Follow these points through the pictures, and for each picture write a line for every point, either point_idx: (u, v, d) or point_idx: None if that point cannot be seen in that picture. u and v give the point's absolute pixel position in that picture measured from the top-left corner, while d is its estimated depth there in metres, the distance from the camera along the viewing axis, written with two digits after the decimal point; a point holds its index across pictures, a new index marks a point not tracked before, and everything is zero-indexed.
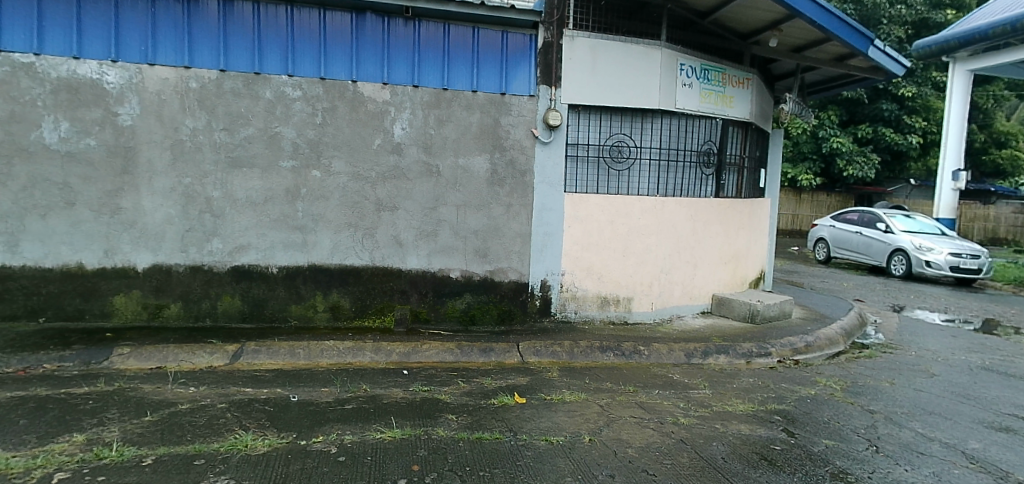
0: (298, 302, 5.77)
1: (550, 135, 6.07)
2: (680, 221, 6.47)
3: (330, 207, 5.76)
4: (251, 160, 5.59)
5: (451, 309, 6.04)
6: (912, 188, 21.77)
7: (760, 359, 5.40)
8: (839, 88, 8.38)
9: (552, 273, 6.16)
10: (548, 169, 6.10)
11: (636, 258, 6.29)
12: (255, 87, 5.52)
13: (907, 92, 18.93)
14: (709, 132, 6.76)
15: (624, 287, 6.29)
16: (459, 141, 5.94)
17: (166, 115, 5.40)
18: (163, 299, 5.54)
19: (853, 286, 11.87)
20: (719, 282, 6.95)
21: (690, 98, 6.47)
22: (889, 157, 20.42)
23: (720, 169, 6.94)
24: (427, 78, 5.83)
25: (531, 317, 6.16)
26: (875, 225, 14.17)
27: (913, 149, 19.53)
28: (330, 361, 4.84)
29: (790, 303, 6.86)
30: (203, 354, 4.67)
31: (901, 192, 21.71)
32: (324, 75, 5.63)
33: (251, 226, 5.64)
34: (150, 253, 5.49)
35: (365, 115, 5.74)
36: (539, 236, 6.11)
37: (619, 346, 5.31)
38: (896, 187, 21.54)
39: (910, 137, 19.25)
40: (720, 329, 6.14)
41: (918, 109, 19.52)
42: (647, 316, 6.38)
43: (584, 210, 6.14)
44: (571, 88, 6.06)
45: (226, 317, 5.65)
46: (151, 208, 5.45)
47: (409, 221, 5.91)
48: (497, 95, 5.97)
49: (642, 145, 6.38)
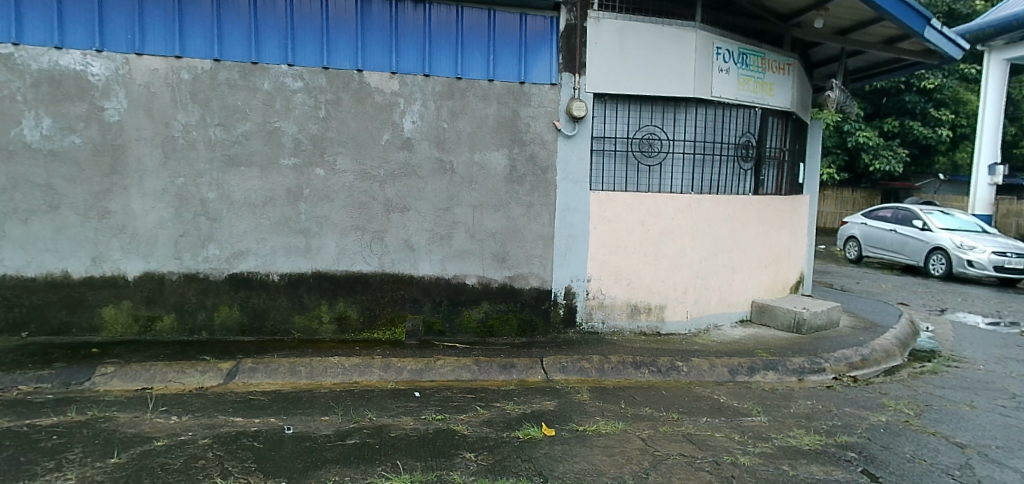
0: (302, 313, 5.30)
1: (573, 128, 5.52)
2: (717, 221, 5.89)
3: (335, 208, 5.28)
4: (249, 158, 5.13)
5: (467, 319, 5.53)
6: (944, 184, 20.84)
7: (814, 377, 4.83)
8: (883, 75, 7.69)
9: (577, 279, 5.63)
10: (572, 165, 5.56)
11: (669, 263, 5.72)
12: (252, 78, 5.05)
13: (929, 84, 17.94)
14: (748, 122, 6.17)
15: (657, 295, 5.72)
16: (475, 135, 5.42)
17: (156, 109, 4.96)
18: (155, 310, 5.10)
19: (891, 288, 11.16)
20: (760, 287, 6.35)
21: (728, 85, 5.88)
22: (917, 151, 19.58)
23: (760, 163, 6.35)
24: (440, 67, 5.32)
25: (554, 327, 5.63)
26: (911, 222, 13.40)
27: (943, 142, 18.72)
28: (335, 380, 4.36)
29: (838, 310, 6.26)
30: (195, 374, 4.22)
31: (929, 188, 20.51)
32: (327, 63, 5.15)
33: (250, 230, 5.18)
34: (140, 259, 5.04)
35: (372, 107, 5.25)
36: (562, 238, 5.58)
37: (654, 361, 4.76)
38: (923, 181, 20.54)
39: (939, 130, 18.38)
40: (764, 340, 5.55)
41: (947, 102, 18.62)
42: (682, 325, 5.81)
43: (612, 209, 5.59)
44: (597, 76, 5.51)
45: (224, 330, 5.20)
46: (141, 211, 5.01)
47: (421, 223, 5.42)
48: (516, 84, 5.43)
49: (676, 137, 5.81)
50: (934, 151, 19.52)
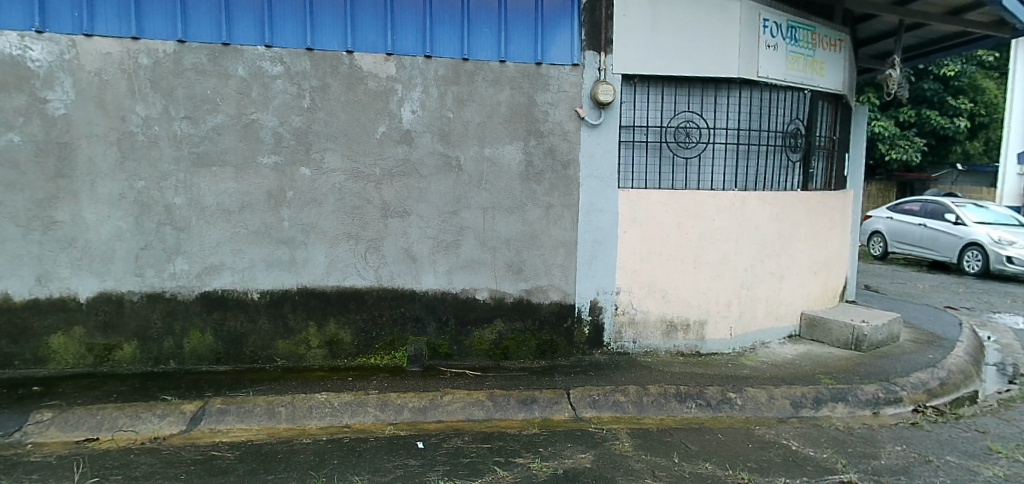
0: (287, 337, 4.57)
1: (599, 116, 4.75)
2: (764, 222, 5.11)
3: (324, 214, 4.53)
4: (221, 157, 4.38)
5: (478, 340, 4.78)
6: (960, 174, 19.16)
7: (889, 410, 4.11)
8: (938, 53, 6.88)
9: (603, 291, 4.87)
10: (597, 159, 4.80)
11: (710, 271, 4.95)
12: (223, 62, 4.30)
13: (949, 71, 17.09)
14: (796, 107, 5.39)
15: (696, 308, 4.95)
16: (486, 127, 4.65)
17: (110, 100, 4.21)
18: (113, 337, 4.36)
19: (929, 288, 10.31)
20: (809, 297, 5.57)
21: (776, 63, 5.08)
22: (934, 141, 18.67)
23: (809, 154, 5.58)
24: (444, 47, 4.55)
25: (578, 348, 4.89)
26: (942, 216, 12.49)
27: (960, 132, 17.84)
28: (321, 424, 3.64)
29: (898, 322, 5.49)
30: (151, 419, 3.52)
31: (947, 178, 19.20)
32: (311, 44, 4.38)
33: (224, 241, 4.44)
34: (95, 278, 4.30)
35: (365, 95, 4.48)
36: (586, 245, 4.83)
37: (702, 392, 4.03)
38: (941, 172, 18.96)
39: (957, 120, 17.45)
40: (823, 362, 4.80)
41: (963, 89, 17.65)
42: (725, 344, 5.03)
43: (643, 210, 4.81)
44: (626, 54, 4.73)
45: (195, 358, 4.46)
46: (95, 220, 4.27)
47: (423, 229, 4.66)
48: (532, 66, 4.66)
49: (717, 125, 5.01)
50: (951, 140, 18.63)
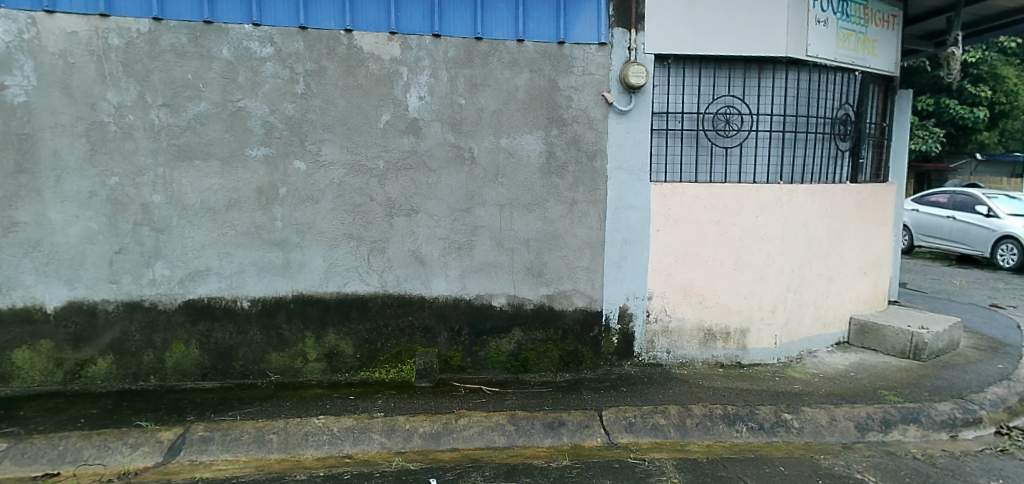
0: (281, 349, 4.09)
1: (628, 101, 4.25)
2: (812, 218, 4.59)
3: (322, 212, 4.04)
4: (205, 149, 3.89)
5: (495, 351, 4.29)
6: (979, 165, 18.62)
7: (968, 433, 3.62)
8: (993, 30, 6.29)
9: (634, 296, 4.36)
10: (627, 149, 4.29)
11: (753, 274, 4.43)
12: (206, 43, 3.82)
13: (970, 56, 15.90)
14: (844, 91, 4.87)
15: (736, 315, 4.44)
16: (501, 114, 4.15)
17: (78, 86, 3.74)
18: (85, 351, 3.89)
19: (967, 285, 9.71)
20: (859, 300, 5.05)
21: (826, 41, 4.55)
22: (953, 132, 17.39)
23: (858, 142, 5.07)
24: (455, 24, 4.05)
25: (605, 359, 4.39)
26: (973, 209, 11.83)
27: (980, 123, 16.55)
28: (318, 454, 3.17)
29: (958, 327, 4.96)
30: (122, 451, 3.05)
31: (966, 168, 18.58)
32: (305, 22, 3.89)
33: (209, 243, 3.96)
34: (64, 285, 3.84)
35: (366, 80, 3.99)
36: (614, 244, 4.33)
37: (754, 414, 3.53)
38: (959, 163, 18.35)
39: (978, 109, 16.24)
40: (881, 374, 4.29)
41: (982, 77, 16.62)
42: (769, 354, 4.52)
43: (678, 205, 4.31)
44: (658, 32, 4.22)
45: (179, 374, 3.99)
46: (62, 221, 3.80)
47: (433, 229, 4.17)
48: (553, 45, 4.15)
49: (761, 111, 4.50)
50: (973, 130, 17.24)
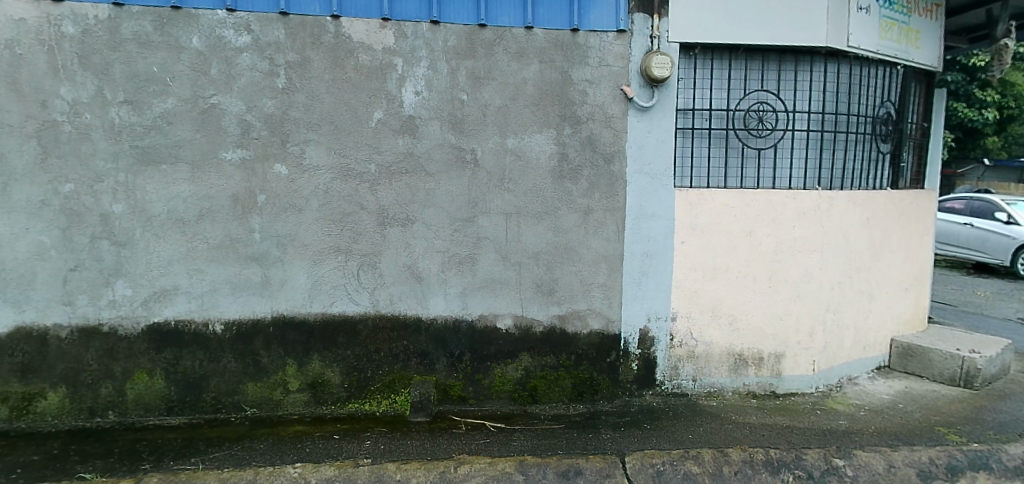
0: (258, 379, 3.62)
1: (650, 96, 3.76)
2: (853, 228, 4.11)
3: (305, 223, 3.56)
4: (173, 152, 3.42)
5: (500, 379, 3.82)
6: (988, 170, 18.22)
7: None
8: None
9: (656, 317, 3.89)
10: (649, 150, 3.80)
11: (789, 292, 3.94)
12: (174, 31, 3.34)
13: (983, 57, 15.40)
14: (886, 87, 4.37)
15: (770, 338, 3.95)
16: (509, 111, 3.66)
17: (27, 81, 3.27)
18: (34, 384, 3.43)
19: (992, 296, 9.22)
20: (900, 320, 4.56)
21: (870, 31, 4.05)
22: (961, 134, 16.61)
23: (899, 144, 4.58)
24: (455, 9, 3.56)
25: (624, 388, 3.92)
26: (992, 216, 11.21)
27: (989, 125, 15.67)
28: None
29: (1011, 349, 4.48)
30: None
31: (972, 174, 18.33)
32: (285, 7, 3.41)
33: (177, 259, 3.49)
34: (9, 308, 3.38)
35: (355, 72, 3.50)
36: (635, 258, 3.85)
37: (800, 460, 3.06)
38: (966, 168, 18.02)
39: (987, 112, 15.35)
40: (933, 406, 3.81)
41: None
42: (806, 382, 4.03)
43: (706, 214, 3.83)
44: (685, 18, 3.74)
45: (141, 409, 3.53)
46: (8, 235, 3.33)
47: (431, 241, 3.69)
48: (568, 33, 3.67)
49: (797, 107, 4.00)
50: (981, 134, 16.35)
